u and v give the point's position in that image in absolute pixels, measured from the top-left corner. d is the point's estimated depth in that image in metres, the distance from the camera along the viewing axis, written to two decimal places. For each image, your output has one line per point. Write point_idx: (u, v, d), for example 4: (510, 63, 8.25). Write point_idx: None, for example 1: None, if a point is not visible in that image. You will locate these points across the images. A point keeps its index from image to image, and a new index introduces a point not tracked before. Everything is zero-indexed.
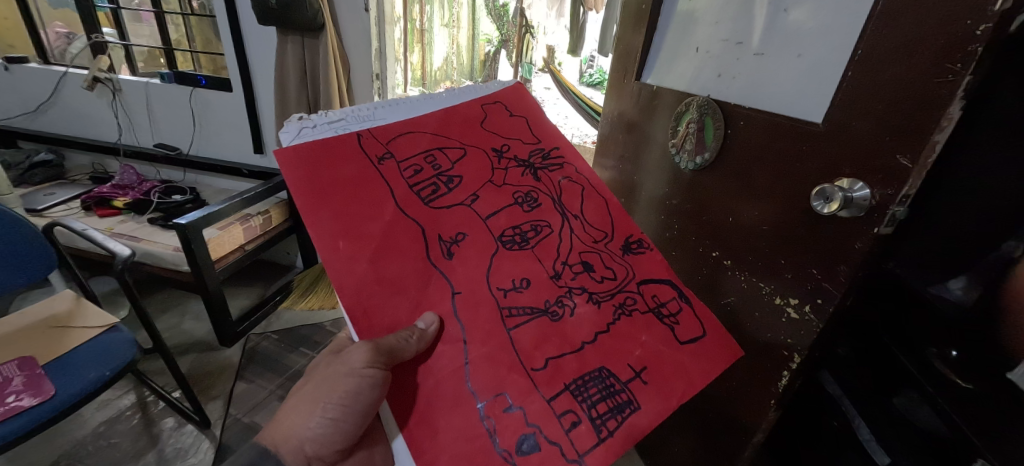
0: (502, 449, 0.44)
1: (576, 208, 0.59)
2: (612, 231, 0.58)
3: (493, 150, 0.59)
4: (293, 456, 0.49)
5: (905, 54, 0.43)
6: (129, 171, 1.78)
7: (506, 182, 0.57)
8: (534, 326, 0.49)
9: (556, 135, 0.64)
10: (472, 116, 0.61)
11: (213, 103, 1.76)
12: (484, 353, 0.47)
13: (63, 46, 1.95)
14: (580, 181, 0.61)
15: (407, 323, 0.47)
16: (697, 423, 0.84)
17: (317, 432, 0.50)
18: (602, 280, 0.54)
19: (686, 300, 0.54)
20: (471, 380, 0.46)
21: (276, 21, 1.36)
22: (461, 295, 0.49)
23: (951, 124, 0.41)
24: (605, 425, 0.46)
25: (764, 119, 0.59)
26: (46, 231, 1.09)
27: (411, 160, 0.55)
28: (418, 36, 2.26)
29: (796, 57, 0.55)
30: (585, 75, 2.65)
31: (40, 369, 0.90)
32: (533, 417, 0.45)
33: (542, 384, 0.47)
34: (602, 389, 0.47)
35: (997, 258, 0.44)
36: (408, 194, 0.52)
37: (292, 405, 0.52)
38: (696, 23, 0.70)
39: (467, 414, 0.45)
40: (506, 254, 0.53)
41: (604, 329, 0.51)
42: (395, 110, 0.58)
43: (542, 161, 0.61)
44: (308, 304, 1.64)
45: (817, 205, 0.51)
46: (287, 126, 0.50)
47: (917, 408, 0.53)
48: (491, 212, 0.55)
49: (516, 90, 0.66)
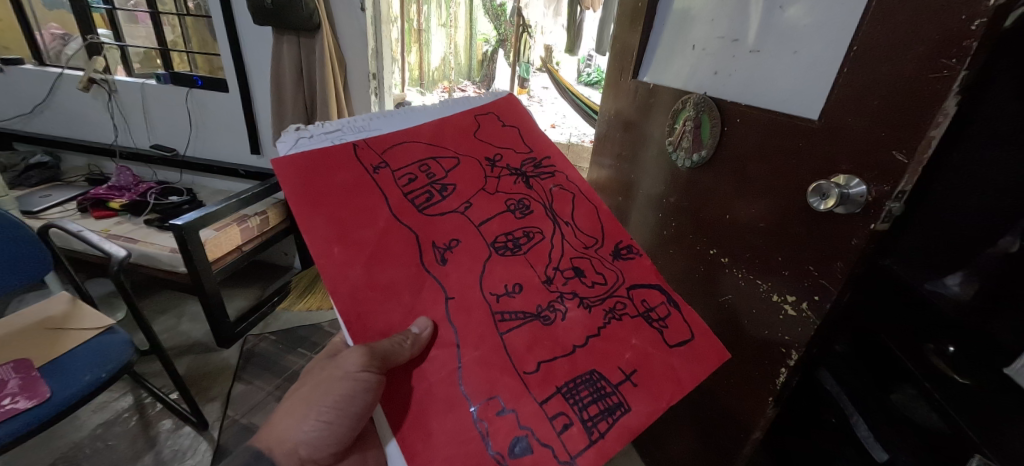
0: (495, 451, 0.44)
1: (567, 214, 0.59)
2: (603, 236, 0.58)
3: (486, 159, 0.59)
4: (287, 456, 0.49)
5: (898, 51, 0.43)
6: (124, 173, 1.77)
7: (499, 190, 0.57)
8: (526, 330, 0.49)
9: (548, 144, 0.63)
10: (465, 126, 0.61)
11: (209, 104, 1.75)
12: (477, 357, 0.47)
13: (58, 47, 1.94)
14: (571, 188, 0.61)
15: (401, 327, 0.47)
16: (696, 421, 0.83)
17: (312, 434, 0.50)
18: (593, 285, 0.54)
19: (676, 304, 0.54)
20: (464, 383, 0.46)
21: (271, 20, 1.36)
22: (454, 300, 0.49)
23: (947, 118, 0.41)
24: (596, 427, 0.45)
25: (759, 116, 0.59)
26: (42, 233, 1.09)
27: (405, 168, 0.55)
28: (415, 37, 2.20)
29: (791, 54, 0.55)
30: (583, 74, 2.65)
31: (35, 372, 0.90)
32: (525, 420, 0.45)
33: (534, 387, 0.47)
34: (594, 391, 0.47)
35: (993, 254, 0.44)
36: (402, 201, 0.52)
37: (287, 408, 0.52)
38: (691, 23, 0.70)
39: (460, 417, 0.45)
40: (499, 260, 0.52)
41: (596, 333, 0.51)
42: (390, 121, 0.58)
43: (534, 170, 0.61)
44: (305, 305, 1.62)
45: (814, 201, 0.51)
46: (285, 136, 0.50)
47: (915, 405, 0.53)
48: (484, 218, 0.55)
49: (506, 101, 0.66)
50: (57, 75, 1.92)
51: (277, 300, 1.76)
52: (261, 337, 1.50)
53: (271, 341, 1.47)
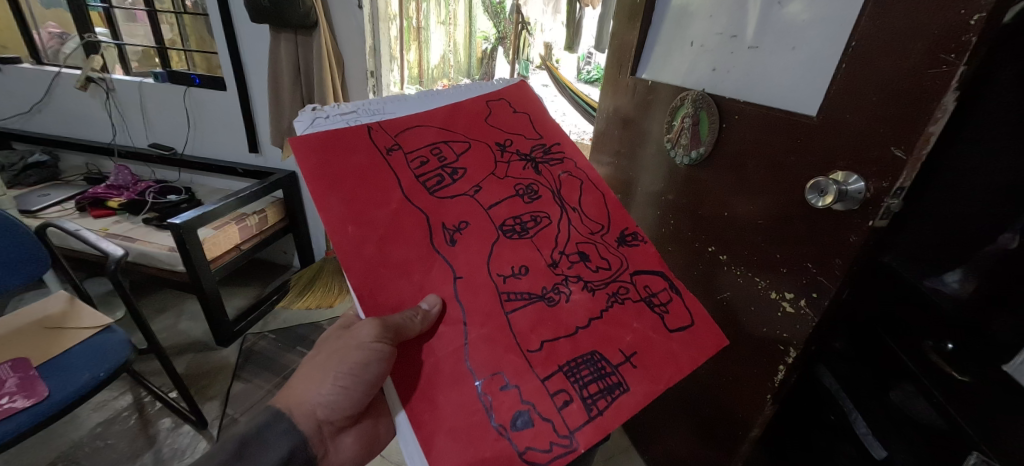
0: (497, 424, 0.44)
1: (574, 200, 0.58)
2: (609, 223, 0.58)
3: (496, 144, 0.59)
4: (306, 418, 0.49)
5: (895, 47, 0.43)
6: (123, 170, 1.76)
7: (508, 175, 0.57)
8: (531, 311, 0.49)
9: (557, 130, 0.63)
10: (476, 112, 0.61)
11: (208, 103, 1.75)
12: (483, 334, 0.47)
13: (56, 46, 1.94)
14: (579, 175, 0.60)
15: (411, 303, 0.48)
16: (695, 417, 0.83)
17: (329, 398, 0.50)
18: (598, 269, 0.54)
19: (678, 291, 0.54)
20: (470, 359, 0.46)
21: (268, 19, 1.35)
22: (462, 280, 0.49)
23: (945, 115, 0.41)
24: (595, 405, 0.46)
25: (756, 114, 0.59)
26: (40, 232, 1.09)
27: (417, 151, 0.55)
28: (414, 35, 2.18)
29: (791, 50, 0.55)
30: (582, 72, 2.63)
31: (34, 371, 0.90)
32: (527, 395, 0.45)
33: (537, 364, 0.47)
34: (594, 371, 0.47)
35: (992, 251, 0.44)
36: (414, 183, 0.52)
37: (305, 372, 0.51)
38: (689, 20, 0.70)
39: (466, 391, 0.45)
40: (506, 242, 0.52)
41: (598, 315, 0.51)
42: (404, 104, 0.58)
43: (543, 155, 0.60)
44: (304, 303, 1.69)
45: (812, 198, 0.51)
46: (302, 115, 0.51)
47: (914, 402, 0.53)
48: (493, 202, 0.54)
49: (520, 87, 0.65)
50: (54, 74, 1.92)
51: (276, 298, 1.78)
52: (258, 336, 1.60)
53: (270, 340, 1.57)
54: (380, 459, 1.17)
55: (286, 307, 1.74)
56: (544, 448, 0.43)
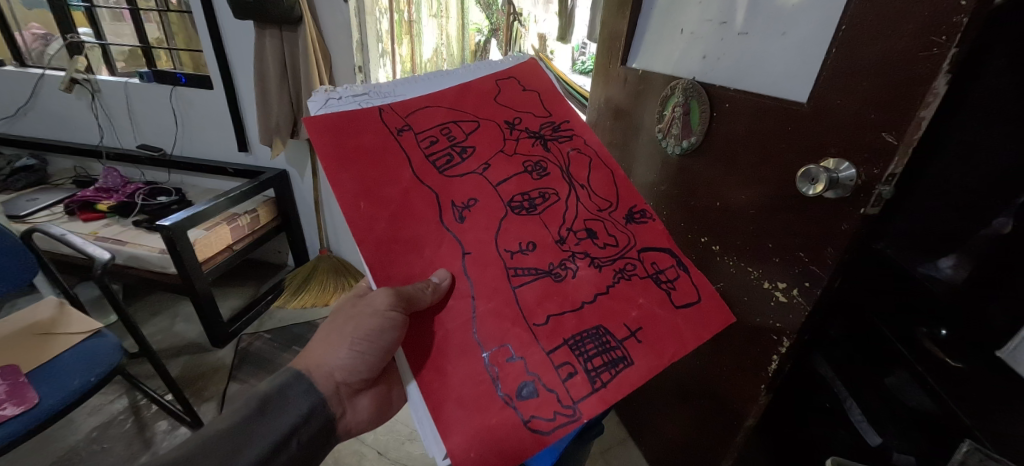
0: (503, 394, 0.44)
1: (583, 177, 0.57)
2: (617, 200, 0.57)
3: (505, 122, 0.58)
4: (325, 381, 0.49)
5: (887, 28, 0.42)
6: (112, 173, 1.74)
7: (517, 152, 0.56)
8: (537, 286, 0.49)
9: (566, 107, 0.61)
10: (486, 91, 0.59)
11: (195, 101, 1.73)
12: (489, 308, 0.47)
13: (41, 47, 1.92)
14: (588, 152, 0.59)
15: (421, 276, 0.47)
16: (692, 407, 0.82)
17: (346, 362, 0.50)
18: (605, 245, 0.53)
19: (685, 268, 0.53)
20: (477, 331, 0.46)
21: (251, 14, 1.32)
22: (470, 255, 0.49)
23: (937, 99, 0.40)
24: (599, 377, 0.46)
25: (751, 101, 0.57)
26: (24, 237, 1.07)
27: (427, 131, 0.54)
28: (406, 29, 1.89)
29: (781, 36, 0.54)
30: (578, 63, 2.59)
31: (23, 378, 0.89)
32: (532, 367, 0.45)
33: (542, 337, 0.47)
34: (598, 345, 0.47)
35: (987, 235, 0.43)
36: (424, 163, 0.52)
37: (323, 336, 0.52)
38: (681, 6, 0.68)
39: (471, 362, 0.45)
40: (514, 219, 0.52)
41: (604, 291, 0.50)
42: (414, 87, 0.57)
43: (552, 133, 0.59)
44: (299, 303, 1.73)
45: (803, 187, 0.50)
46: (315, 96, 0.50)
47: (909, 388, 0.52)
48: (502, 179, 0.54)
49: (530, 65, 0.63)
50: (39, 76, 1.89)
51: (272, 298, 1.78)
52: (255, 336, 1.61)
53: (265, 341, 1.58)
54: (378, 458, 1.16)
55: (281, 308, 1.75)
56: (548, 416, 0.43)
